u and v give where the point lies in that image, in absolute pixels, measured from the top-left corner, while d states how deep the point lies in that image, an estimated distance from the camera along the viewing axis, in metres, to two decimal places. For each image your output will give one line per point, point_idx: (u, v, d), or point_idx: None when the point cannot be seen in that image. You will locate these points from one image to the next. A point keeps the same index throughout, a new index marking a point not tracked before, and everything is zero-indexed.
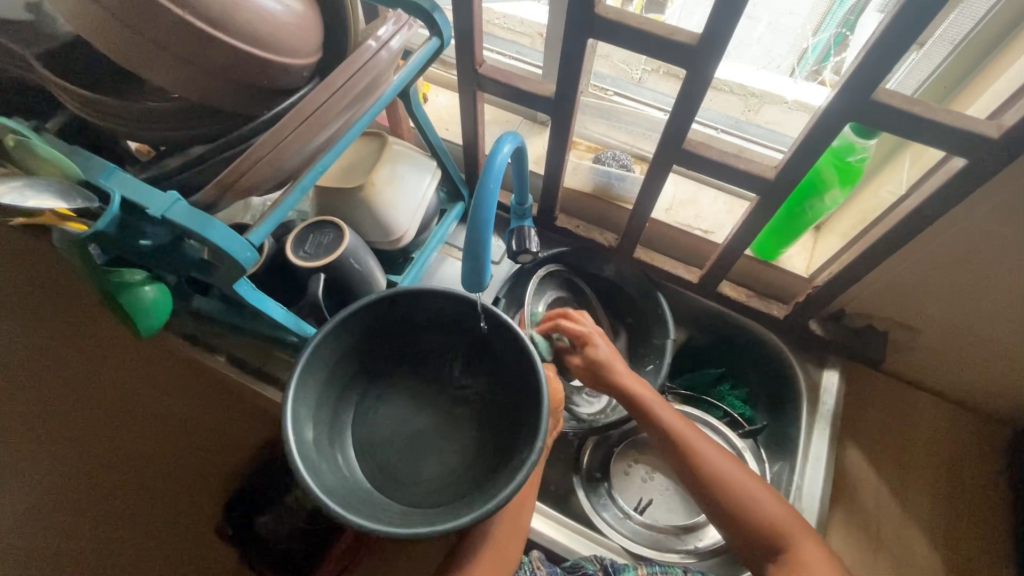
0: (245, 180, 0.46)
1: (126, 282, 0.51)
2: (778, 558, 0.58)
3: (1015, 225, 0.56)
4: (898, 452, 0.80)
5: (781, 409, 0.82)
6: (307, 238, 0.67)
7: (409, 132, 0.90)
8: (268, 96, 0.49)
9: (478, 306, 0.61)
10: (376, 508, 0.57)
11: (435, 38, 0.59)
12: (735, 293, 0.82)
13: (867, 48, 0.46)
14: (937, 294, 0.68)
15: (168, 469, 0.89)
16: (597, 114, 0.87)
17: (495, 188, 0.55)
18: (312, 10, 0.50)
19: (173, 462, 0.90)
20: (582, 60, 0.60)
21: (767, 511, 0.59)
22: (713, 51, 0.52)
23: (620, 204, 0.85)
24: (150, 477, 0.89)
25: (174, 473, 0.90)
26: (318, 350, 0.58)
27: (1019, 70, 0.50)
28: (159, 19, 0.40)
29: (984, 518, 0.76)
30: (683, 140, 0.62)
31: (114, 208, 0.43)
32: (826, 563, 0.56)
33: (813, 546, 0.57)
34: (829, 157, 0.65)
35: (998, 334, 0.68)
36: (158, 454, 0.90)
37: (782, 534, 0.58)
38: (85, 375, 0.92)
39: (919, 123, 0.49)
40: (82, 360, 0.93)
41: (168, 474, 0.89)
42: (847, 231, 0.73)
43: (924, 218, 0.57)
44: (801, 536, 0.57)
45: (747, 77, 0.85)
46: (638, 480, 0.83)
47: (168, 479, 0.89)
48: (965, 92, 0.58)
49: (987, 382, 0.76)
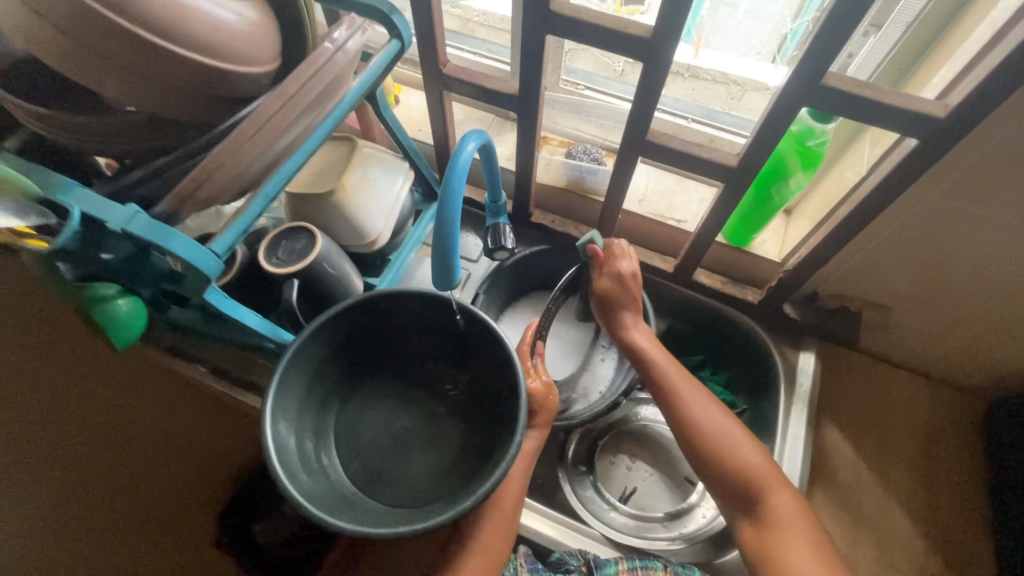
0: (205, 190, 0.46)
1: (99, 295, 0.51)
2: (751, 512, 0.59)
3: (971, 199, 0.57)
4: (874, 428, 0.81)
5: (760, 393, 0.83)
6: (280, 245, 0.67)
7: (381, 134, 0.91)
8: (227, 104, 0.49)
9: (453, 304, 0.61)
10: (360, 511, 0.57)
11: (396, 40, 0.59)
12: (710, 280, 0.83)
13: (815, 33, 0.46)
14: (903, 271, 0.69)
15: (167, 481, 0.88)
16: (568, 109, 0.88)
17: (460, 186, 0.55)
18: (266, 17, 0.50)
19: (171, 473, 0.89)
20: (543, 55, 0.61)
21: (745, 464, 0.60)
22: (668, 42, 0.53)
23: (593, 197, 0.86)
24: (147, 490, 0.87)
25: (172, 485, 0.89)
26: (295, 357, 0.59)
27: (967, 49, 0.51)
28: (107, 33, 0.40)
29: (960, 487, 0.78)
30: (646, 131, 0.63)
31: (73, 224, 0.43)
32: (798, 516, 0.57)
33: (785, 497, 0.58)
34: (791, 141, 0.66)
35: (965, 309, 0.69)
36: (153, 467, 0.88)
37: (757, 481, 0.59)
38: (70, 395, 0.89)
39: (869, 104, 0.50)
40: (58, 385, 0.89)
41: (166, 486, 0.88)
42: (816, 213, 0.75)
43: (884, 197, 0.58)
44: (772, 487, 0.59)
45: (729, 66, 0.83)
46: (623, 469, 0.85)
47: (167, 491, 0.88)
48: (919, 74, 0.60)
49: (957, 356, 0.77)
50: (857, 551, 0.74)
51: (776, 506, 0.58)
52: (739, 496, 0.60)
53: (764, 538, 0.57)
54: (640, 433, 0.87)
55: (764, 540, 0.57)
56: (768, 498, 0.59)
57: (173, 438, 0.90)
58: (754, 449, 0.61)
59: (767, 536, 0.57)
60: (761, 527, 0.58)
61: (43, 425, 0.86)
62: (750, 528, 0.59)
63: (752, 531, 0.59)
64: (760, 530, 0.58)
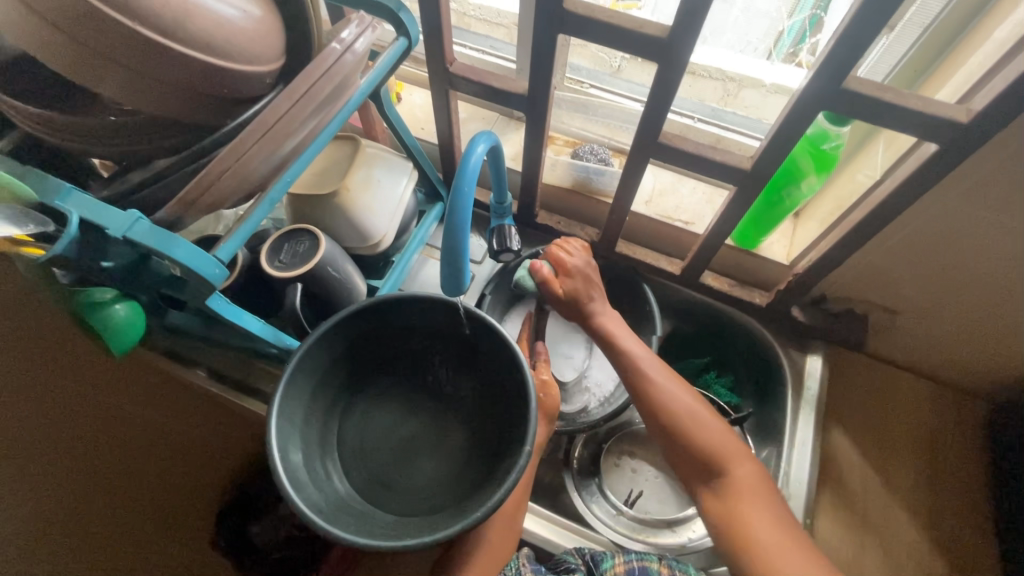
0: (210, 195, 0.45)
1: (95, 300, 0.50)
2: (710, 480, 0.58)
3: (987, 206, 0.56)
4: (878, 431, 0.81)
5: (766, 396, 0.82)
6: (282, 247, 0.66)
7: (383, 133, 0.89)
8: (229, 105, 0.48)
9: (460, 308, 0.60)
10: (365, 519, 0.56)
11: (403, 37, 0.58)
12: (717, 283, 0.82)
13: (839, 34, 0.45)
14: (914, 276, 0.69)
15: (149, 491, 0.83)
16: (574, 108, 0.87)
17: (470, 190, 0.54)
18: (270, 13, 0.48)
19: (154, 483, 0.84)
20: (554, 54, 0.59)
21: (711, 441, 0.58)
22: (686, 40, 0.51)
23: (601, 198, 0.85)
24: (130, 501, 0.82)
25: (156, 494, 0.84)
26: (301, 363, 0.57)
27: (987, 55, 0.50)
28: (105, 32, 0.38)
29: (965, 491, 0.78)
30: (659, 132, 0.62)
31: (71, 230, 0.42)
32: (758, 482, 0.57)
33: (748, 467, 0.58)
34: (805, 145, 0.65)
35: (975, 314, 0.69)
36: (135, 481, 0.83)
37: (725, 455, 0.58)
38: (31, 414, 0.81)
39: (889, 108, 0.49)
40: (22, 404, 0.81)
41: (149, 497, 0.83)
42: (826, 216, 0.74)
43: (898, 203, 0.57)
44: (734, 459, 0.58)
45: (726, 61, 0.82)
46: (629, 472, 0.83)
47: (147, 503, 0.83)
48: (933, 78, 0.59)
49: (966, 359, 0.77)
50: (864, 555, 0.74)
51: (739, 478, 0.57)
52: (704, 467, 0.59)
53: (731, 509, 0.56)
54: (647, 436, 0.85)
55: (725, 510, 0.56)
56: (734, 471, 0.57)
57: (177, 443, 0.87)
58: (705, 414, 0.60)
59: (728, 503, 0.56)
60: (722, 496, 0.57)
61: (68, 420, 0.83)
62: (711, 496, 0.58)
63: (715, 501, 0.58)
64: (721, 500, 0.57)
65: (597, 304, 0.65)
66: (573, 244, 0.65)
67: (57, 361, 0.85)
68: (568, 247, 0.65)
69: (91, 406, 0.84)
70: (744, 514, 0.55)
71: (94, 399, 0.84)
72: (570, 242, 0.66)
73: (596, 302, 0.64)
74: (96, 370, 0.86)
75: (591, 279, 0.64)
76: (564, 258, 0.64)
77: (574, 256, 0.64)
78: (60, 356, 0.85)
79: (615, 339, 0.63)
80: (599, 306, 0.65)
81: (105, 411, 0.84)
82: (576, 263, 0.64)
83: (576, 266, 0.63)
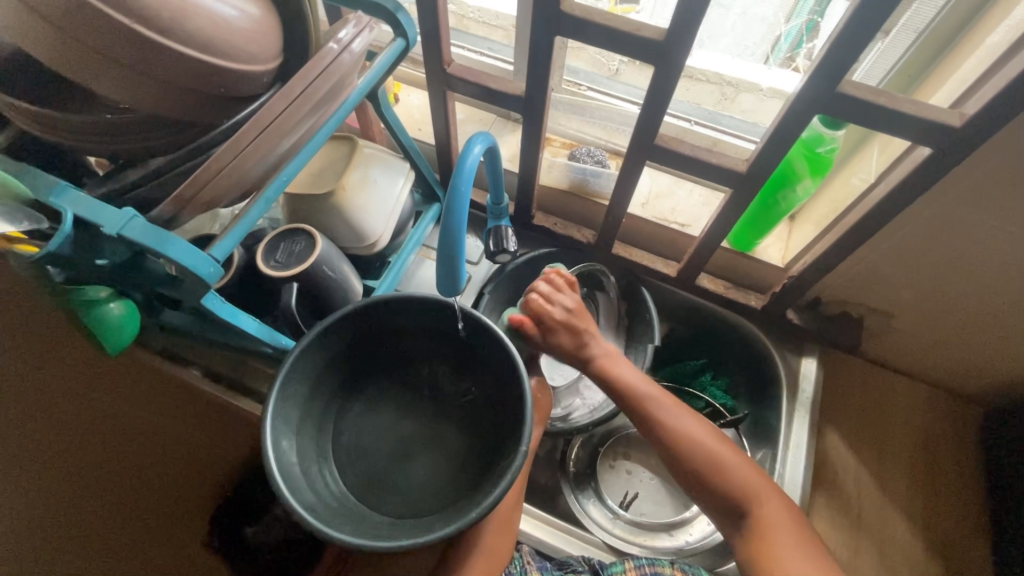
0: (205, 194, 0.45)
1: (90, 299, 0.49)
2: (741, 524, 0.57)
3: (980, 210, 0.57)
4: (873, 434, 0.81)
5: (761, 398, 0.83)
6: (279, 247, 0.65)
7: (381, 134, 0.89)
8: (227, 103, 0.48)
9: (457, 310, 0.60)
10: (360, 520, 0.56)
11: (400, 38, 0.58)
12: (713, 285, 0.82)
13: (834, 38, 0.45)
14: (909, 280, 0.69)
15: (143, 495, 0.83)
16: (571, 110, 0.87)
17: (466, 190, 0.54)
18: (267, 13, 0.48)
19: (148, 487, 0.83)
20: (551, 56, 0.59)
21: (735, 480, 0.57)
22: (682, 43, 0.51)
23: (597, 200, 0.85)
24: (123, 504, 0.81)
25: (150, 497, 0.83)
26: (296, 364, 0.57)
27: (979, 59, 0.51)
28: (102, 30, 0.38)
29: (960, 495, 0.78)
30: (655, 135, 0.62)
31: (65, 228, 0.42)
32: (788, 520, 0.55)
33: (774, 504, 0.56)
34: (800, 148, 0.65)
35: (969, 317, 0.69)
36: (129, 484, 0.82)
37: (750, 494, 0.57)
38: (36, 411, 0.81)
39: (883, 112, 0.49)
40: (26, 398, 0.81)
41: (142, 501, 0.83)
42: (821, 219, 0.74)
43: (893, 207, 0.57)
44: (759, 496, 0.56)
45: (721, 66, 0.83)
46: (624, 473, 0.84)
47: (140, 505, 0.82)
48: (927, 82, 0.60)
49: (959, 362, 0.77)
50: (858, 558, 0.74)
51: (766, 514, 0.56)
52: (729, 507, 0.58)
53: (762, 548, 0.54)
54: (643, 438, 0.85)
55: (754, 553, 0.55)
56: (759, 509, 0.56)
57: (174, 447, 0.86)
58: (725, 450, 0.58)
59: (760, 544, 0.55)
60: (752, 540, 0.55)
61: (70, 418, 0.82)
62: (742, 538, 0.56)
63: (744, 543, 0.56)
64: (750, 542, 0.56)
65: (592, 343, 0.64)
66: (551, 279, 0.64)
67: (60, 358, 0.84)
68: (554, 283, 0.64)
69: (91, 406, 0.84)
70: (774, 558, 0.53)
71: (95, 400, 0.84)
72: (556, 277, 0.65)
73: (592, 341, 0.63)
74: (98, 369, 0.86)
75: (580, 317, 0.63)
76: (546, 300, 0.63)
77: (557, 301, 0.63)
78: (63, 354, 0.85)
79: (610, 373, 0.62)
80: (596, 345, 0.64)
81: (105, 411, 0.84)
82: (564, 303, 0.63)
83: (562, 310, 0.63)
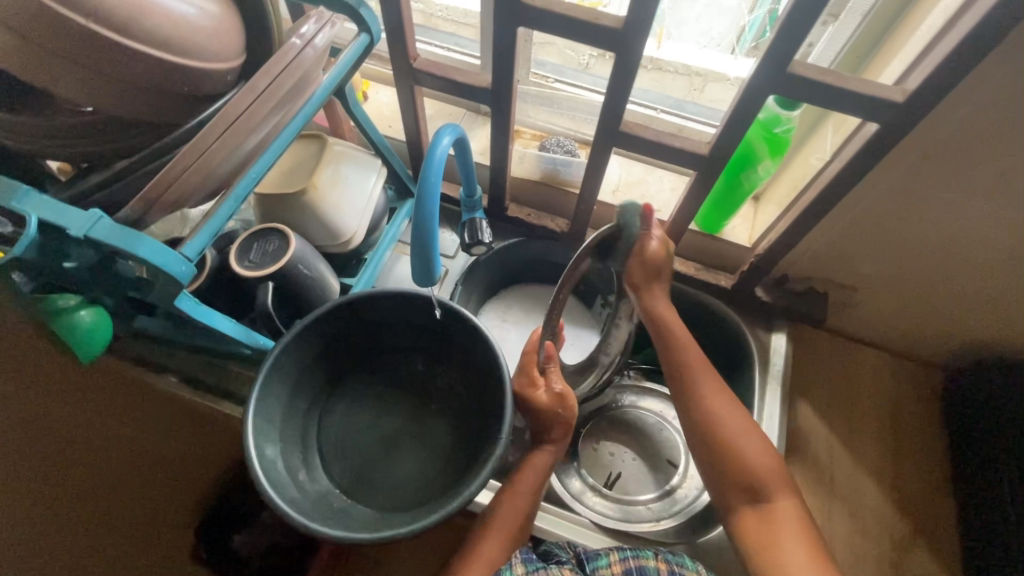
0: (172, 192, 0.44)
1: (58, 308, 0.48)
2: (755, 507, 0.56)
3: (928, 182, 0.60)
4: (842, 403, 0.85)
5: (735, 375, 0.85)
6: (252, 247, 0.65)
7: (351, 132, 0.89)
8: (191, 102, 0.48)
9: (434, 300, 0.61)
10: (347, 515, 0.56)
11: (364, 33, 0.59)
12: (685, 268, 0.85)
13: (782, 20, 0.47)
14: (868, 252, 0.72)
15: (127, 504, 0.82)
16: (539, 101, 0.88)
17: (436, 181, 0.55)
18: (228, 11, 0.48)
19: (133, 496, 0.82)
20: (515, 47, 0.60)
21: (757, 465, 0.57)
22: (641, 30, 0.53)
23: (568, 189, 0.86)
24: (106, 514, 0.81)
25: (134, 506, 0.82)
26: (276, 364, 0.57)
27: (920, 38, 0.54)
28: (56, 29, 0.38)
29: (924, 457, 0.82)
30: (621, 121, 0.64)
31: (31, 232, 0.41)
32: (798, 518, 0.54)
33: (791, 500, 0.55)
34: (759, 129, 0.67)
35: (924, 286, 0.73)
36: (113, 495, 0.81)
37: (772, 482, 0.56)
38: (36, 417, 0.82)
39: (831, 90, 0.52)
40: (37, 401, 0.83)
41: (126, 510, 0.81)
42: (783, 199, 0.77)
43: (847, 181, 0.60)
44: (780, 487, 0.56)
45: (690, 57, 0.84)
46: (606, 455, 0.85)
47: (124, 515, 0.81)
48: (875, 62, 0.63)
49: (919, 330, 0.81)
50: (832, 521, 0.77)
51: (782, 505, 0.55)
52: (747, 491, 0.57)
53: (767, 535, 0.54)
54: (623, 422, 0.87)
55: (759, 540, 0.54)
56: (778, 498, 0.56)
57: (159, 455, 0.84)
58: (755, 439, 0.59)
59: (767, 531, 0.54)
60: (760, 526, 0.55)
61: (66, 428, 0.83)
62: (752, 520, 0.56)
63: (754, 526, 0.55)
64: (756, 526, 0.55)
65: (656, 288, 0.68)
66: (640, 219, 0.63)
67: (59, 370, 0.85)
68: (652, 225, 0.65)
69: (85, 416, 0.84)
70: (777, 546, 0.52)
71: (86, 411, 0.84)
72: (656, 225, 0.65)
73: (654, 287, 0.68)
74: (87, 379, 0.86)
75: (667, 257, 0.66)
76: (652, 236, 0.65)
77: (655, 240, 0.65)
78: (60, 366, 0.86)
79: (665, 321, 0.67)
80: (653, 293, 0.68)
81: (95, 421, 0.84)
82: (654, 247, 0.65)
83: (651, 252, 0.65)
